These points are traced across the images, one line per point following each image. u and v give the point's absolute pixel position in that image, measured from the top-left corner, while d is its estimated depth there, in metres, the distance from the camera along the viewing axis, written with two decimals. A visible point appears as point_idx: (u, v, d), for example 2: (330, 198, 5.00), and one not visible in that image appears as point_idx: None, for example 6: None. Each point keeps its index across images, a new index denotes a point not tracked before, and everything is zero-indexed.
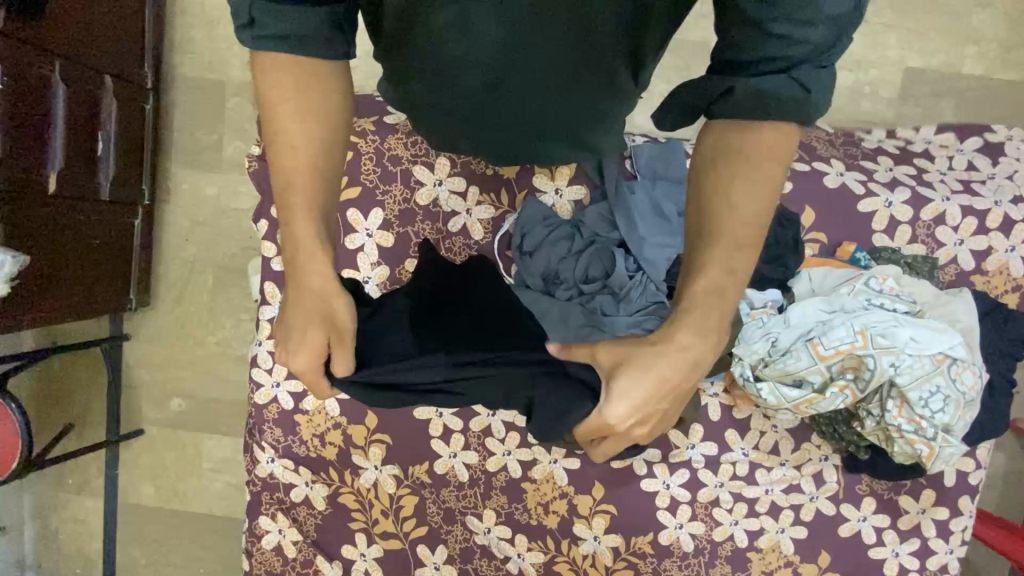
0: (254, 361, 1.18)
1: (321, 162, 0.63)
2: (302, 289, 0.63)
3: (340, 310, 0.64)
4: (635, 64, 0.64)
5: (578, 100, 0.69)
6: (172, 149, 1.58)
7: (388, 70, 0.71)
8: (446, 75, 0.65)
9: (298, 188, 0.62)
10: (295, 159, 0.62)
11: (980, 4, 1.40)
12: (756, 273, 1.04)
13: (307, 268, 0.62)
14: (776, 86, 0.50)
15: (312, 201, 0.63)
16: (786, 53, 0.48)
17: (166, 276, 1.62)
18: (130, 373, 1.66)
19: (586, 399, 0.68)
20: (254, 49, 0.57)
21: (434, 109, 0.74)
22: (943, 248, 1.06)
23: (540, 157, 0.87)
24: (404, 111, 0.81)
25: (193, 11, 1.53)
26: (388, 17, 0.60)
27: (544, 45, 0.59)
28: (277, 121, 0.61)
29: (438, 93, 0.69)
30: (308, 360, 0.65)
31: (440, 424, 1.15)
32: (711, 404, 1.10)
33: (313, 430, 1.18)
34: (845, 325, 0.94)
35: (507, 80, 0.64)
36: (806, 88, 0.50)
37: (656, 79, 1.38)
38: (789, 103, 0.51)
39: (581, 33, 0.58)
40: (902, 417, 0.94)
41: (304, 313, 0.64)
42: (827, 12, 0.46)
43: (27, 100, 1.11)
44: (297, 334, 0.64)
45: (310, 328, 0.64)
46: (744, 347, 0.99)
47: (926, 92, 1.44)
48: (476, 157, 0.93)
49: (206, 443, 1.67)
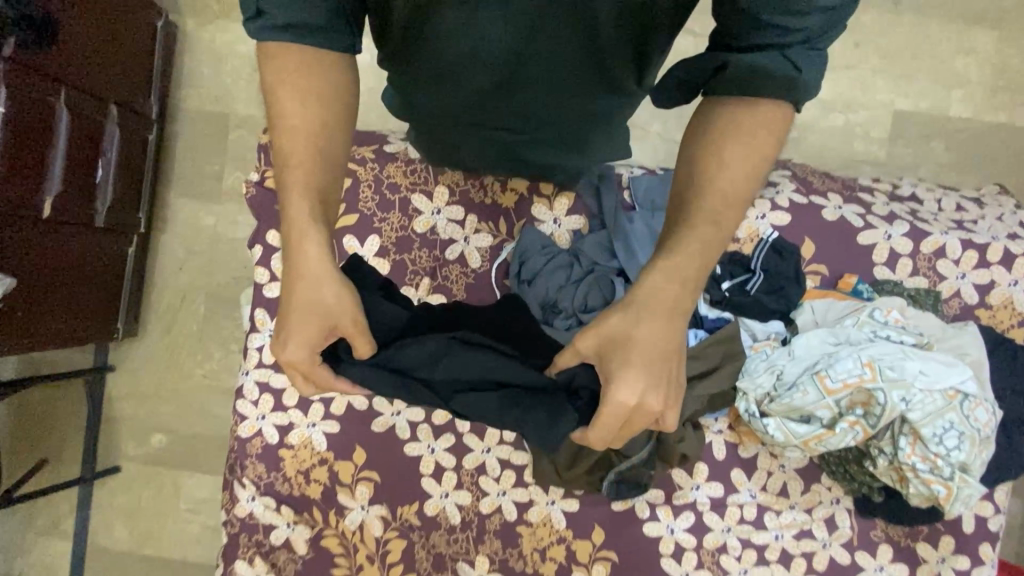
0: (239, 392, 1.12)
1: (321, 144, 0.61)
2: (295, 270, 0.60)
3: (332, 296, 0.60)
4: (642, 65, 0.60)
5: (589, 103, 0.67)
6: (172, 179, 1.58)
7: (397, 85, 0.71)
8: (451, 78, 0.63)
9: (295, 166, 0.60)
10: (294, 140, 0.60)
11: (962, 52, 1.47)
12: (758, 303, 1.02)
13: (300, 248, 0.60)
14: (770, 63, 0.51)
15: (306, 182, 0.61)
16: (779, 40, 0.50)
17: (156, 305, 1.59)
18: (111, 407, 1.60)
19: (563, 404, 0.66)
20: (260, 40, 0.57)
21: (436, 111, 0.72)
22: (945, 282, 1.04)
23: (531, 165, 0.88)
24: (413, 123, 0.81)
25: (202, 47, 1.57)
26: (393, 30, 0.58)
27: (557, 50, 0.57)
28: (274, 103, 0.59)
29: (446, 105, 0.70)
30: (304, 346, 0.61)
31: (432, 461, 1.10)
32: (716, 442, 1.06)
33: (297, 467, 1.12)
34: (852, 356, 0.91)
35: (518, 87, 0.63)
36: (799, 68, 0.51)
37: (653, 118, 1.47)
38: (780, 81, 0.52)
39: (588, 38, 0.55)
40: (916, 456, 0.90)
41: (298, 299, 0.60)
42: (818, 3, 0.48)
43: (31, 126, 1.12)
44: (292, 324, 0.60)
45: (298, 311, 0.60)
46: (748, 381, 0.96)
47: (916, 133, 1.48)
48: (479, 168, 0.96)
49: (186, 482, 1.59)
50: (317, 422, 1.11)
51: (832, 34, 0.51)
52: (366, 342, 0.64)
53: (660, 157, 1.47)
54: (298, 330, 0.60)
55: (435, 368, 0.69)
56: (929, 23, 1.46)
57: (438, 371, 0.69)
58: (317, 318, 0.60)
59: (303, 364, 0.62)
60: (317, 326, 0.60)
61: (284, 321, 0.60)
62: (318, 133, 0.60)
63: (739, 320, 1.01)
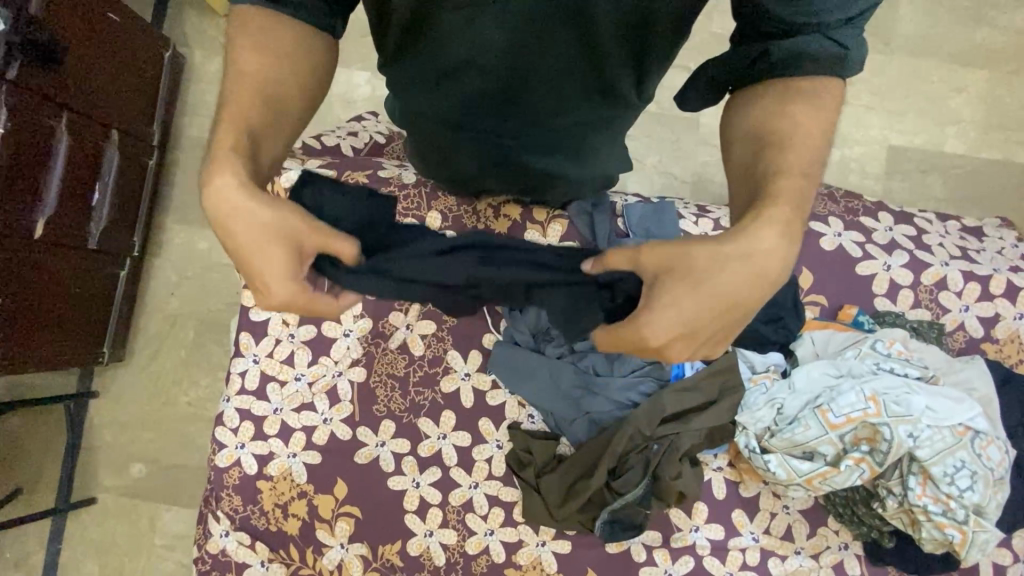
0: (218, 419, 1.08)
1: (269, 89, 0.58)
2: (217, 199, 0.52)
3: (272, 206, 0.53)
4: (642, 69, 0.59)
5: (591, 110, 0.66)
6: (170, 204, 1.59)
7: (394, 91, 0.69)
8: (446, 82, 0.62)
9: (233, 107, 0.56)
10: (240, 86, 0.57)
11: (954, 90, 1.49)
12: (756, 334, 0.99)
13: (217, 169, 0.52)
14: (813, 46, 0.50)
15: (242, 116, 0.56)
16: (817, 25, 0.49)
17: (146, 330, 1.57)
18: (91, 435, 1.54)
19: (594, 308, 0.61)
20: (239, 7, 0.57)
21: (432, 119, 0.70)
22: (949, 314, 1.01)
23: (520, 182, 0.86)
24: (412, 134, 0.79)
25: (208, 77, 1.61)
26: (394, 29, 0.57)
27: (551, 46, 0.55)
28: (232, 59, 0.57)
29: (444, 113, 0.68)
30: (281, 276, 0.54)
31: (417, 496, 1.05)
32: (715, 479, 1.00)
33: (276, 500, 1.06)
34: (855, 389, 0.87)
35: (525, 91, 0.61)
36: (843, 45, 0.51)
37: (649, 151, 1.48)
38: (826, 61, 0.51)
39: (584, 35, 0.54)
40: (927, 497, 0.86)
41: (247, 229, 0.52)
42: None
43: (30, 147, 1.13)
44: (256, 258, 0.53)
45: (253, 241, 0.53)
46: (747, 415, 0.93)
47: (912, 168, 1.48)
48: (484, 190, 0.92)
49: (163, 516, 1.52)
50: (298, 452, 1.06)
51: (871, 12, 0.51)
52: (341, 241, 0.58)
53: (657, 189, 1.48)
54: (270, 261, 0.53)
55: (446, 271, 0.64)
56: (921, 64, 1.49)
57: (450, 274, 0.64)
58: (278, 239, 0.53)
59: (290, 303, 0.56)
60: (285, 250, 0.54)
61: (245, 258, 0.53)
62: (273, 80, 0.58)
63: (736, 350, 0.98)
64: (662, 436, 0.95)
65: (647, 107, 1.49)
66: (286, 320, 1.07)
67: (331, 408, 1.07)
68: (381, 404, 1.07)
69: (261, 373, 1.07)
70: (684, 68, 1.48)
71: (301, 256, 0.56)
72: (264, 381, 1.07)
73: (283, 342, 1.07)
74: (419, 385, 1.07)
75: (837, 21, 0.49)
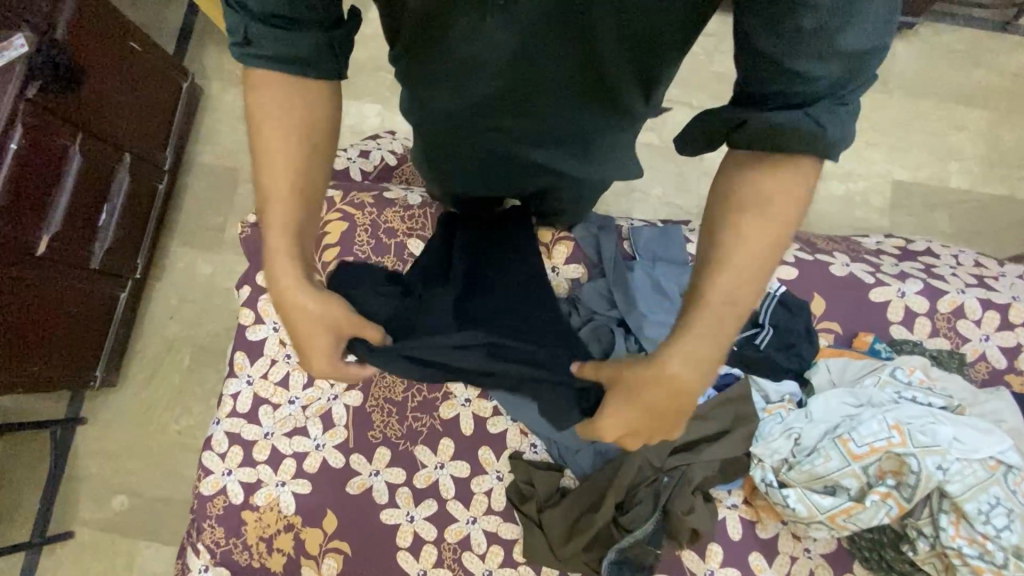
0: (206, 443, 1.03)
1: (304, 178, 0.60)
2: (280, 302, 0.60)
3: (318, 300, 0.60)
4: (647, 76, 0.59)
5: (595, 119, 0.67)
6: (176, 229, 1.59)
7: (406, 91, 0.70)
8: (458, 80, 0.61)
9: (275, 202, 0.59)
10: (275, 175, 0.59)
11: (954, 128, 1.51)
12: (770, 361, 0.95)
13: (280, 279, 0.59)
14: (793, 121, 0.45)
15: (286, 214, 0.59)
16: (803, 91, 0.44)
17: (141, 355, 1.54)
18: (75, 463, 1.48)
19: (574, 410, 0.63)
20: (248, 67, 0.56)
21: (443, 116, 0.69)
22: (968, 343, 0.97)
23: (525, 186, 0.85)
24: (419, 140, 0.80)
25: (224, 108, 1.65)
26: (405, 25, 0.57)
27: (550, 55, 0.56)
28: (260, 135, 0.58)
29: (451, 114, 0.68)
30: (328, 355, 0.62)
31: (411, 532, 0.99)
32: (730, 518, 0.93)
33: (261, 532, 1.00)
34: (876, 418, 0.82)
35: (532, 98, 0.62)
36: (825, 122, 0.45)
37: (653, 182, 1.50)
38: (807, 139, 0.45)
39: (584, 45, 0.54)
40: (961, 538, 0.79)
41: (302, 325, 0.60)
42: (846, 47, 0.41)
43: (42, 165, 1.14)
44: (306, 342, 0.62)
45: (304, 331, 0.61)
46: (763, 447, 0.88)
47: (918, 203, 1.48)
48: (488, 198, 0.91)
49: (143, 552, 1.44)
50: (287, 480, 1.01)
51: (864, 84, 0.45)
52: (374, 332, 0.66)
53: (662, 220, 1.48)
54: (317, 344, 0.61)
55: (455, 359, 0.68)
56: (919, 103, 1.52)
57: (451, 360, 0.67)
58: (324, 329, 0.61)
59: (336, 371, 0.64)
60: (330, 335, 0.61)
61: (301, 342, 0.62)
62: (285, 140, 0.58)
63: (750, 378, 0.94)
64: (673, 467, 0.90)
65: (651, 141, 1.51)
66: (282, 340, 1.04)
67: (324, 433, 1.02)
68: (377, 430, 1.02)
69: (254, 395, 1.03)
70: (686, 104, 1.52)
71: (341, 336, 0.63)
72: (257, 403, 1.03)
73: (279, 362, 1.04)
74: (417, 411, 1.03)
75: (828, 92, 0.44)
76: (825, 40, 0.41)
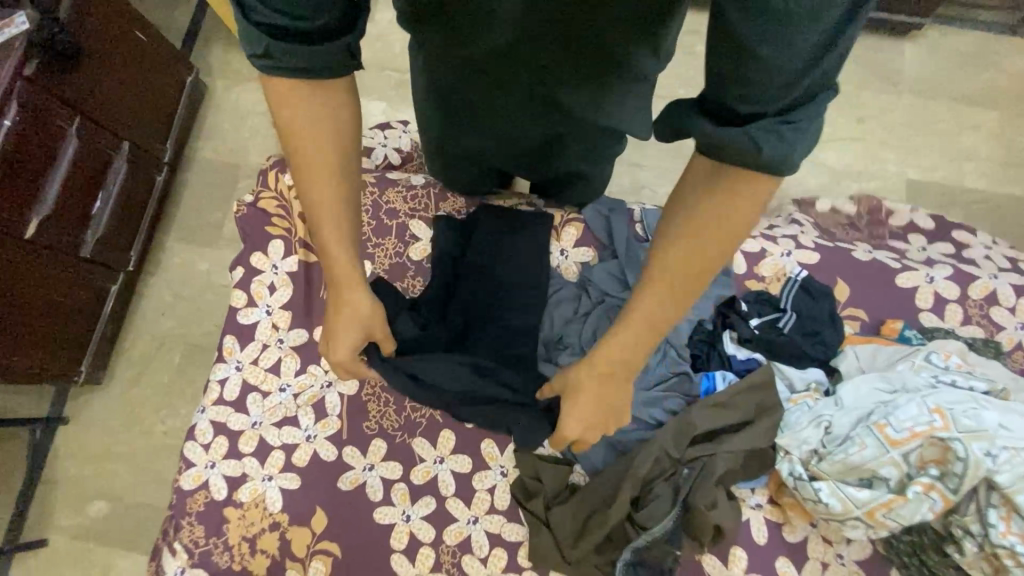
0: (190, 434, 0.96)
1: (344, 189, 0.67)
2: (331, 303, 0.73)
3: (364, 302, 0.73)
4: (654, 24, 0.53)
5: (594, 95, 0.63)
6: (172, 224, 1.56)
7: (411, 30, 0.62)
8: (479, 25, 0.55)
9: (324, 214, 0.67)
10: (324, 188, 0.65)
11: (966, 128, 1.49)
12: (794, 346, 0.89)
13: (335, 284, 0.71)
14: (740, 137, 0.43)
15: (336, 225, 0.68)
16: (756, 99, 0.40)
17: (130, 352, 1.48)
18: (54, 465, 1.40)
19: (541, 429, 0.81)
20: (268, 76, 0.56)
21: (459, 64, 0.63)
22: (1004, 332, 0.91)
23: (520, 143, 0.76)
24: (424, 94, 0.75)
25: (227, 105, 1.64)
26: None
27: (539, 53, 0.58)
28: (303, 148, 0.63)
29: (464, 60, 0.62)
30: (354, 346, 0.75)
31: (406, 533, 0.91)
32: (754, 519, 0.86)
33: (243, 532, 0.92)
34: (915, 402, 0.76)
35: (538, 93, 0.65)
36: (768, 143, 0.43)
37: (661, 180, 1.46)
38: (753, 156, 0.43)
39: (585, 4, 0.51)
40: (1015, 536, 0.72)
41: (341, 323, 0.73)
42: (806, 52, 0.37)
43: (36, 145, 1.11)
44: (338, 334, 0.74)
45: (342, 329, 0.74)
46: (790, 437, 0.81)
47: (934, 203, 1.44)
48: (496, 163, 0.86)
49: (119, 563, 1.34)
50: (274, 474, 0.93)
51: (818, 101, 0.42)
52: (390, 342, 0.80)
53: None
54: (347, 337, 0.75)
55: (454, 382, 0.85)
56: (930, 103, 1.50)
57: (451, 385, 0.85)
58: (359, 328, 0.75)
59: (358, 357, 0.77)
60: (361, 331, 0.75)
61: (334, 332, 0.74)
62: (319, 169, 0.64)
63: (773, 363, 0.88)
64: (694, 458, 0.83)
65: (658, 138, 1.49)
66: (275, 325, 0.99)
67: (316, 423, 0.95)
68: (372, 421, 0.96)
69: (243, 382, 0.97)
70: None
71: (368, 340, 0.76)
72: (245, 391, 0.97)
73: (270, 348, 0.98)
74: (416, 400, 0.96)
75: (780, 108, 0.41)
76: (786, 41, 0.36)
